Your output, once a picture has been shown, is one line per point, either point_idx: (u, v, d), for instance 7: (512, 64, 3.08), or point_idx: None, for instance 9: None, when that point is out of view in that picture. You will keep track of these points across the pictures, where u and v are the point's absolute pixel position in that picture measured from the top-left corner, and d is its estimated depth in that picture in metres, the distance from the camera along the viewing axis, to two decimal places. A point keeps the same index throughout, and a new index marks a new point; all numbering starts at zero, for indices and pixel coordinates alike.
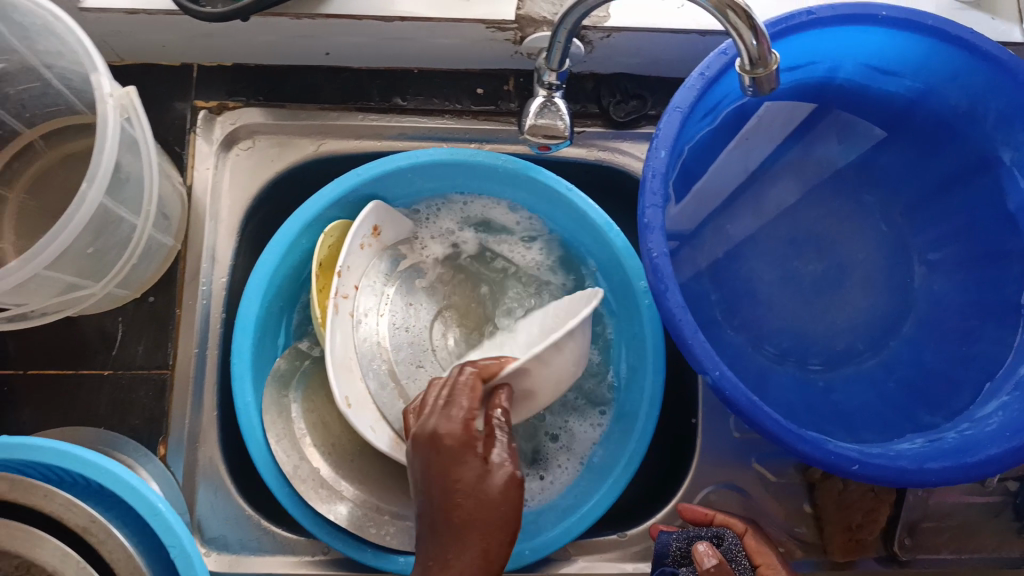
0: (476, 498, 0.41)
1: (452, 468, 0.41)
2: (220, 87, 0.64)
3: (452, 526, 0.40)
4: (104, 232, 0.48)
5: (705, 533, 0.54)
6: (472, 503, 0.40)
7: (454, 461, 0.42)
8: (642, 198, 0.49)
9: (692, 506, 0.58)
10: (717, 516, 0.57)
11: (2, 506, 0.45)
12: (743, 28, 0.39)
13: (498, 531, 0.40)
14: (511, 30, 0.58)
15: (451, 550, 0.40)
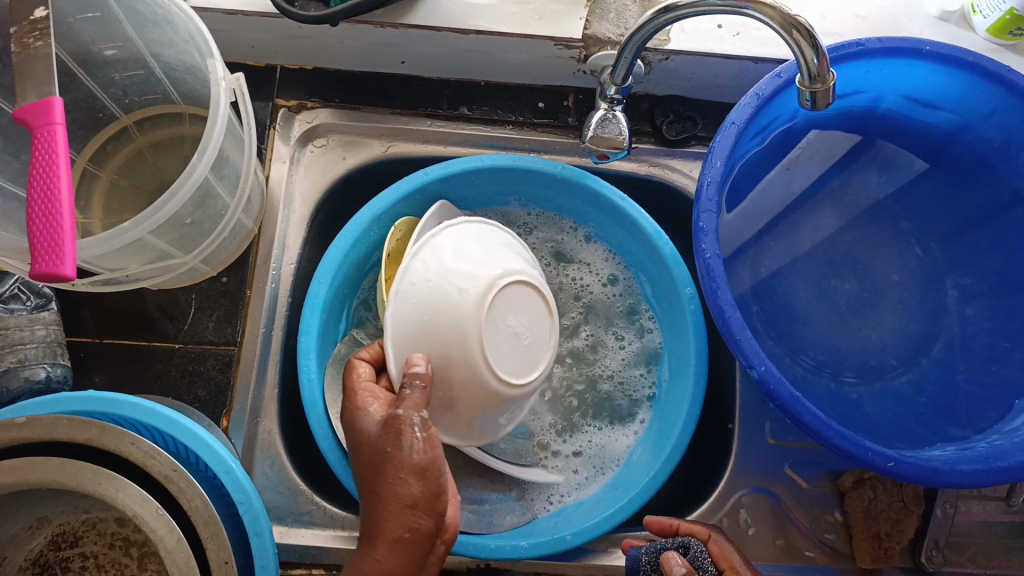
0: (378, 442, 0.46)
1: (364, 444, 0.47)
2: (301, 87, 0.69)
3: (372, 492, 0.45)
4: (201, 205, 0.52)
5: (674, 543, 0.54)
6: (376, 469, 0.45)
7: (353, 427, 0.48)
8: (698, 203, 0.53)
9: (658, 518, 0.59)
10: (683, 526, 0.57)
11: (90, 451, 0.48)
12: (806, 46, 0.44)
13: (395, 465, 0.44)
14: (577, 48, 0.63)
15: (377, 512, 0.44)
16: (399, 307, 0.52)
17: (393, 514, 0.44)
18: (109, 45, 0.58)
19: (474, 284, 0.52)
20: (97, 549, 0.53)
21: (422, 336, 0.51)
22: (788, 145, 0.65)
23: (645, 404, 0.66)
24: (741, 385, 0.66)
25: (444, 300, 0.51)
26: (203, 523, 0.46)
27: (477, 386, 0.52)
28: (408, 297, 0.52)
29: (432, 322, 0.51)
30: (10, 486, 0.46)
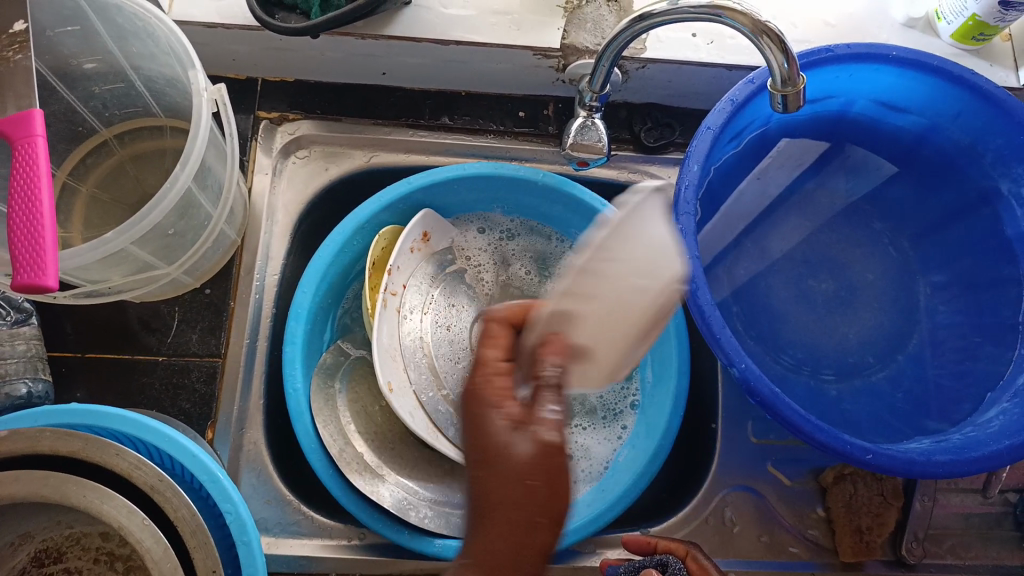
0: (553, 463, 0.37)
1: (486, 451, 0.38)
2: (282, 99, 0.69)
3: (477, 514, 0.37)
4: (184, 215, 0.53)
5: (651, 561, 0.55)
6: (494, 483, 0.37)
7: (482, 429, 0.39)
8: (676, 206, 0.54)
9: (635, 536, 0.59)
10: (660, 544, 0.58)
11: (73, 463, 0.47)
12: (776, 52, 0.46)
13: (518, 480, 0.37)
14: (556, 57, 0.64)
15: (484, 538, 0.37)
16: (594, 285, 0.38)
17: (518, 550, 0.36)
18: (89, 58, 0.58)
19: (664, 275, 0.38)
20: (82, 565, 0.52)
21: (601, 322, 0.39)
22: (764, 150, 0.66)
23: (630, 409, 0.67)
24: (723, 385, 0.67)
25: (651, 274, 0.38)
26: (190, 532, 0.46)
27: (599, 369, 0.42)
28: (600, 269, 0.38)
29: (614, 313, 0.39)
30: None
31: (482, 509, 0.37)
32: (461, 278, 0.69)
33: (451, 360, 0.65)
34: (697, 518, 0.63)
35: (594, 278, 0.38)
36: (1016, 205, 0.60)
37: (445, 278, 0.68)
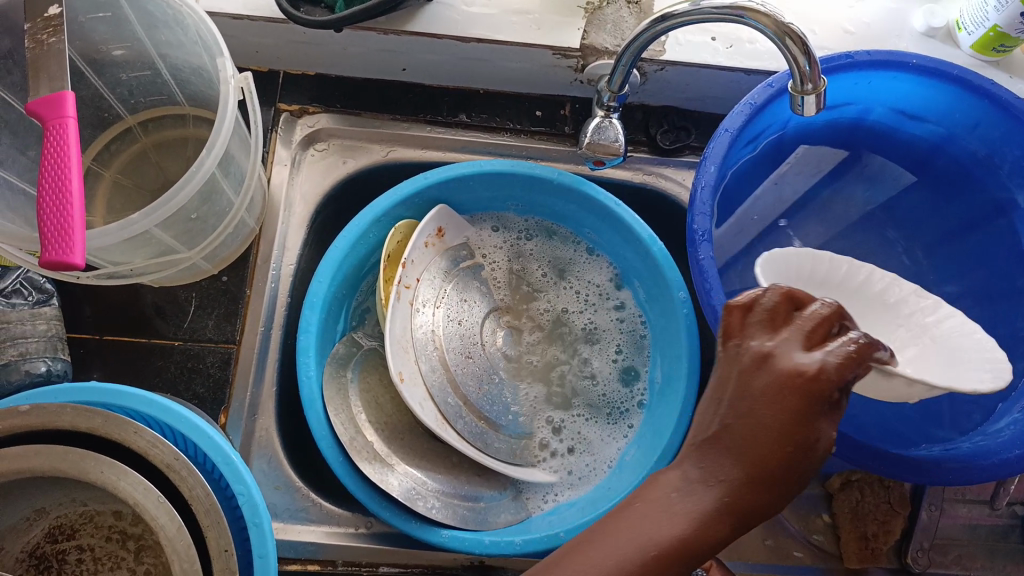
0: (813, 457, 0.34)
1: (767, 412, 0.34)
2: (303, 92, 0.70)
3: (738, 450, 0.34)
4: (206, 201, 0.54)
5: None
6: (770, 441, 0.34)
7: (777, 395, 0.34)
8: (692, 206, 0.54)
9: None
10: None
11: (92, 439, 0.48)
12: (799, 54, 0.46)
13: (796, 460, 0.34)
14: (575, 58, 0.65)
15: (734, 476, 0.34)
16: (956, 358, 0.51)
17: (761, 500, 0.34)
18: (118, 46, 0.59)
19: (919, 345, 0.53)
20: (94, 542, 0.53)
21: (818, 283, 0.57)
22: (779, 156, 0.67)
23: (636, 408, 0.67)
24: None
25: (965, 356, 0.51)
26: (205, 510, 0.47)
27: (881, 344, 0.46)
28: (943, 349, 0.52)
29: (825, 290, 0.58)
30: (14, 473, 0.46)
31: (743, 445, 0.34)
32: (474, 274, 0.70)
33: (461, 354, 0.66)
34: None
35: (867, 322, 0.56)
36: None
37: (458, 274, 0.69)
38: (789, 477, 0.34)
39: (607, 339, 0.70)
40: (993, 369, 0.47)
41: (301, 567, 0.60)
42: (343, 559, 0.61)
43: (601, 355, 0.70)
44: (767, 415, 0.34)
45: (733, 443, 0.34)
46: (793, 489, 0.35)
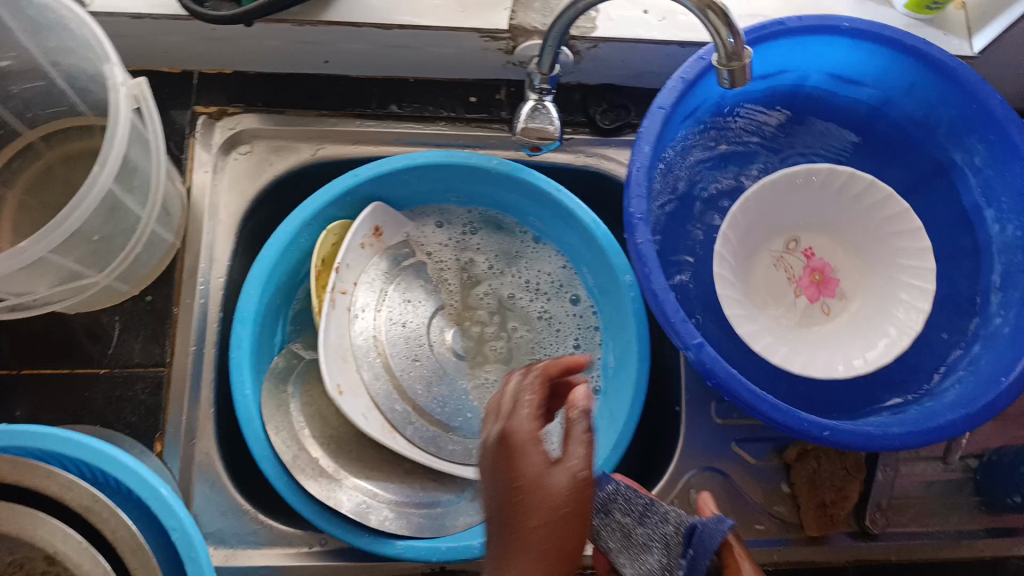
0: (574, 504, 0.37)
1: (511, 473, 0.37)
2: (221, 93, 0.66)
3: (506, 522, 0.37)
4: (110, 219, 0.51)
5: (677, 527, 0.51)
6: (527, 498, 0.36)
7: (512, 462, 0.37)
8: (628, 189, 0.52)
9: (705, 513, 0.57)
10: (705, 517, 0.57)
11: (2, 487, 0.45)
12: (720, 26, 0.44)
13: (546, 509, 0.36)
14: (504, 39, 0.62)
15: (506, 547, 0.36)
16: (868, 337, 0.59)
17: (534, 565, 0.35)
18: (4, 56, 0.56)
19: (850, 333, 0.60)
20: None
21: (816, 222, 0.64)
22: (732, 130, 0.64)
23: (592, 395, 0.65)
24: (687, 370, 0.66)
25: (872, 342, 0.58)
26: (132, 551, 0.44)
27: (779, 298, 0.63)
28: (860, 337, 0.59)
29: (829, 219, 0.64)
30: None
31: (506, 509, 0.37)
32: (419, 272, 0.67)
33: (407, 356, 0.63)
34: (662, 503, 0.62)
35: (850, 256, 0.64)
36: (971, 175, 0.60)
37: (400, 272, 0.66)
38: (552, 532, 0.36)
39: (558, 328, 0.67)
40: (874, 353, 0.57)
41: None
42: None
43: (550, 344, 0.67)
44: (502, 481, 0.37)
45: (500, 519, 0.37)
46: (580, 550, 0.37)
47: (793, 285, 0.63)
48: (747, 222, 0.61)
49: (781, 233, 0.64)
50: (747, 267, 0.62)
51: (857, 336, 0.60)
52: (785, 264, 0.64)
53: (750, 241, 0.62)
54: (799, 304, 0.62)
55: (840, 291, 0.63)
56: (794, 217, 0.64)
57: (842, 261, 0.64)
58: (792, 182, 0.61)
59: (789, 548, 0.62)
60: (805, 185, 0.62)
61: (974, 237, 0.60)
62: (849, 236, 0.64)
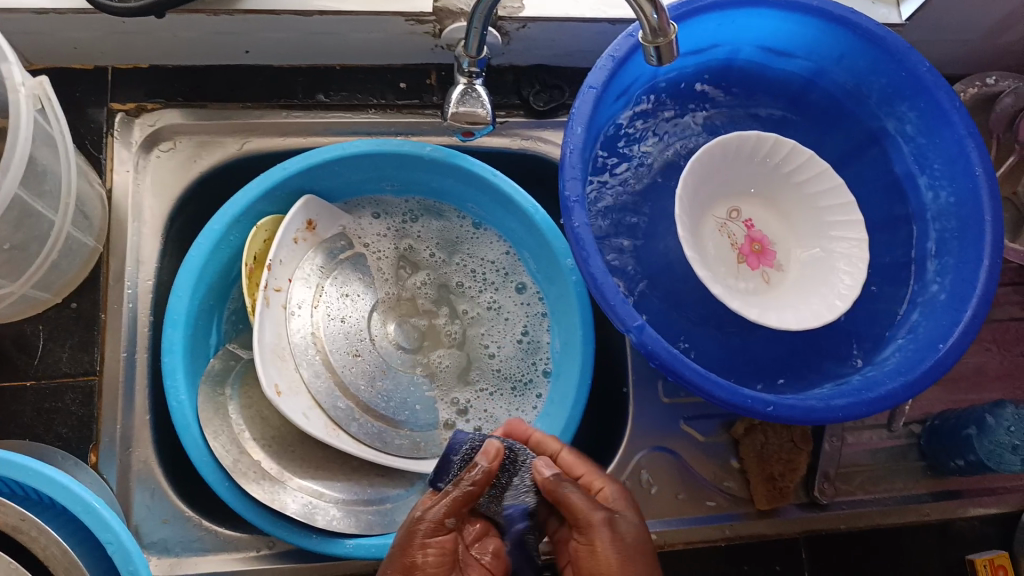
0: (401, 536, 0.48)
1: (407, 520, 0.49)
2: (138, 88, 0.63)
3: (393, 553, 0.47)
4: (19, 226, 0.48)
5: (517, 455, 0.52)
6: (405, 539, 0.47)
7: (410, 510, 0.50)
8: (562, 172, 0.51)
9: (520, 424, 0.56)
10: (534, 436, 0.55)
11: None
12: (645, 4, 0.43)
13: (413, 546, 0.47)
14: (429, 22, 0.60)
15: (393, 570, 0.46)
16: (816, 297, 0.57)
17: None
18: None
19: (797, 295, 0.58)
20: None
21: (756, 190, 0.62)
22: (668, 107, 0.63)
23: (541, 377, 0.65)
24: (632, 351, 0.66)
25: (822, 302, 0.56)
26: (64, 569, 0.43)
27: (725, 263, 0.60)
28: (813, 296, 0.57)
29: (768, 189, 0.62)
30: None
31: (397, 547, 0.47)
32: (357, 264, 0.66)
33: (348, 352, 0.62)
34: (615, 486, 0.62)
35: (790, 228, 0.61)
36: (903, 142, 0.60)
37: (337, 267, 0.64)
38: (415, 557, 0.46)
39: (502, 315, 0.66)
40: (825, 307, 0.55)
41: None
42: None
43: (495, 332, 0.66)
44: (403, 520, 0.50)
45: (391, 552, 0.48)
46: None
47: (736, 252, 0.61)
48: (698, 177, 0.57)
49: (724, 200, 0.61)
50: (697, 224, 0.58)
51: (804, 296, 0.58)
52: (728, 231, 0.61)
53: (698, 201, 0.59)
54: (741, 270, 0.60)
55: (779, 261, 0.61)
56: (736, 183, 0.61)
57: (778, 232, 0.62)
58: (740, 146, 0.58)
59: (740, 522, 0.62)
60: (749, 153, 0.59)
61: (908, 204, 0.60)
62: (784, 208, 0.62)
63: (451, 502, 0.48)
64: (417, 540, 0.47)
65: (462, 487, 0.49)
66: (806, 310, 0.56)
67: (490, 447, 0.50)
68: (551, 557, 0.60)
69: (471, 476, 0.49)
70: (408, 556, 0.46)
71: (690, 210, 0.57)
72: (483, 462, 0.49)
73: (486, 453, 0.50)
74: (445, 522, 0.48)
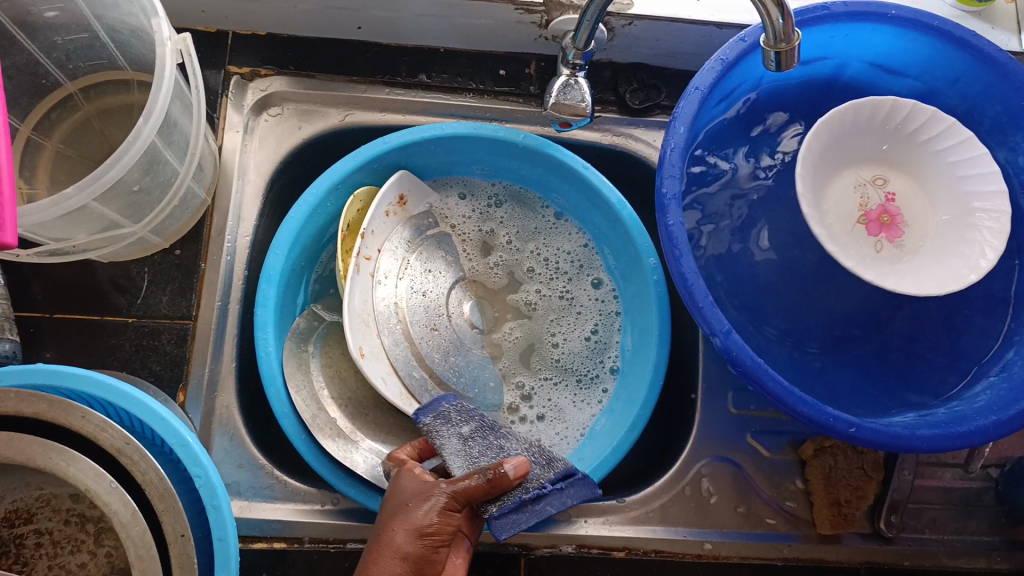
0: (413, 495, 0.49)
1: (404, 490, 0.50)
2: (255, 54, 0.66)
3: (390, 518, 0.49)
4: (149, 171, 0.51)
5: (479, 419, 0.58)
6: (403, 509, 0.49)
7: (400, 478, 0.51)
8: (662, 169, 0.53)
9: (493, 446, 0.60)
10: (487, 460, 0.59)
11: (44, 423, 0.48)
12: (771, 7, 0.44)
13: (408, 516, 0.48)
14: (539, 12, 0.61)
15: (389, 536, 0.48)
16: (924, 274, 0.54)
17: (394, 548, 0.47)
18: (50, 6, 0.57)
19: (904, 271, 0.55)
20: (52, 525, 0.56)
21: (914, 165, 0.58)
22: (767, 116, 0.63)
23: (607, 373, 0.65)
24: (704, 357, 0.66)
25: (936, 278, 0.53)
26: (159, 494, 0.47)
27: (846, 211, 0.58)
28: (928, 276, 0.54)
29: (926, 166, 0.58)
30: None
31: (394, 513, 0.49)
32: (441, 242, 0.67)
33: (426, 326, 0.64)
34: (673, 487, 0.63)
35: (931, 209, 0.57)
36: (1012, 173, 0.58)
37: (422, 243, 0.66)
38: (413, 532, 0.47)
39: (575, 308, 0.67)
40: (946, 280, 0.52)
41: (266, 545, 0.59)
42: (310, 536, 0.60)
43: (568, 322, 0.67)
44: (399, 488, 0.51)
45: (388, 514, 0.49)
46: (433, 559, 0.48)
47: (860, 213, 0.58)
48: (843, 123, 0.56)
49: (873, 163, 0.59)
50: (823, 171, 0.57)
51: (926, 271, 0.54)
52: (863, 191, 0.58)
53: (836, 147, 0.57)
54: (854, 229, 0.57)
55: (900, 241, 0.57)
56: (889, 152, 0.59)
57: (918, 213, 0.58)
58: (897, 112, 0.56)
59: (798, 544, 0.62)
60: (908, 129, 0.57)
61: (1010, 238, 0.59)
62: (935, 194, 0.57)
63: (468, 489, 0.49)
64: (427, 505, 0.48)
65: (481, 477, 0.49)
66: (916, 280, 0.53)
67: (519, 463, 0.50)
68: (604, 551, 0.61)
69: (488, 470, 0.49)
70: (414, 517, 0.48)
71: (819, 155, 0.56)
72: (509, 469, 0.49)
73: (514, 466, 0.50)
74: (458, 497, 0.49)
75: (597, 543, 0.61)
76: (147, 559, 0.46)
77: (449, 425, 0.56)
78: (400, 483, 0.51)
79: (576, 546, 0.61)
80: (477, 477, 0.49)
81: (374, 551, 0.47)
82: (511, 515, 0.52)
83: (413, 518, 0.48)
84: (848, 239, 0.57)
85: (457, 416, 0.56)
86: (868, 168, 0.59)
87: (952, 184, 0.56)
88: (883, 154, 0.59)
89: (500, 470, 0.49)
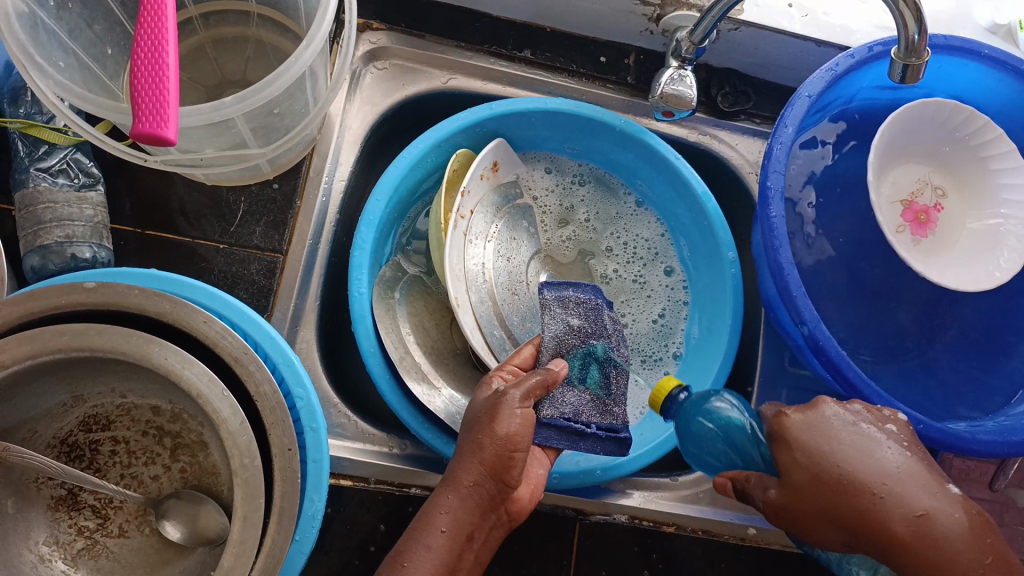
0: (486, 408, 0.49)
1: (481, 401, 0.50)
2: (369, 6, 0.68)
3: (470, 427, 0.49)
4: (289, 97, 0.52)
5: (587, 321, 0.58)
6: (480, 416, 0.49)
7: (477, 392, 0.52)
8: (767, 165, 0.55)
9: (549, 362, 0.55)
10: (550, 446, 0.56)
11: (150, 325, 0.47)
12: (910, 22, 0.47)
13: (485, 423, 0.48)
14: (654, 6, 0.64)
15: (469, 443, 0.48)
16: (933, 266, 0.61)
17: (474, 453, 0.47)
18: None
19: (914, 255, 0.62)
20: (130, 435, 0.53)
21: (971, 190, 0.64)
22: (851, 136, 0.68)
23: (670, 358, 0.69)
24: (763, 353, 0.69)
25: (942, 272, 0.60)
26: (269, 408, 0.46)
27: (896, 190, 0.65)
28: (935, 268, 0.61)
29: (980, 194, 0.64)
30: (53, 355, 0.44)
31: (472, 422, 0.49)
32: (526, 214, 0.70)
33: (508, 290, 0.66)
34: None
35: (964, 229, 0.64)
36: None
37: (507, 210, 0.69)
38: (486, 438, 0.47)
39: (647, 291, 0.71)
40: (971, 282, 0.59)
41: (333, 480, 0.60)
42: (376, 476, 0.61)
43: (639, 305, 0.70)
44: (476, 402, 0.51)
45: (469, 426, 0.49)
46: (508, 473, 0.47)
47: (908, 199, 0.65)
48: (944, 117, 0.62)
49: (940, 171, 0.65)
50: (900, 148, 0.64)
51: (952, 271, 0.61)
52: (921, 186, 0.65)
53: (923, 136, 0.64)
54: (893, 205, 0.64)
55: (923, 238, 0.63)
56: (960, 173, 0.65)
57: (952, 229, 0.64)
58: (982, 134, 0.62)
59: None
60: (980, 156, 0.63)
61: None
62: (974, 220, 0.63)
63: (529, 386, 0.49)
64: (503, 412, 0.48)
65: (538, 374, 0.51)
66: (929, 267, 0.60)
67: (562, 362, 0.53)
68: (654, 524, 0.63)
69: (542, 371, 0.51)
70: (493, 425, 0.47)
71: (902, 130, 0.62)
72: (551, 367, 0.52)
73: (557, 363, 0.53)
74: (527, 397, 0.49)
75: (648, 516, 0.64)
76: (251, 468, 0.43)
77: (562, 310, 0.58)
78: (479, 397, 0.51)
79: (628, 516, 0.63)
80: (538, 383, 0.50)
81: (459, 459, 0.48)
82: (550, 429, 0.54)
83: (491, 426, 0.47)
84: (886, 204, 0.64)
85: (572, 308, 0.58)
86: (932, 171, 0.65)
87: (986, 216, 0.63)
88: (949, 169, 0.65)
89: (548, 376, 0.51)
